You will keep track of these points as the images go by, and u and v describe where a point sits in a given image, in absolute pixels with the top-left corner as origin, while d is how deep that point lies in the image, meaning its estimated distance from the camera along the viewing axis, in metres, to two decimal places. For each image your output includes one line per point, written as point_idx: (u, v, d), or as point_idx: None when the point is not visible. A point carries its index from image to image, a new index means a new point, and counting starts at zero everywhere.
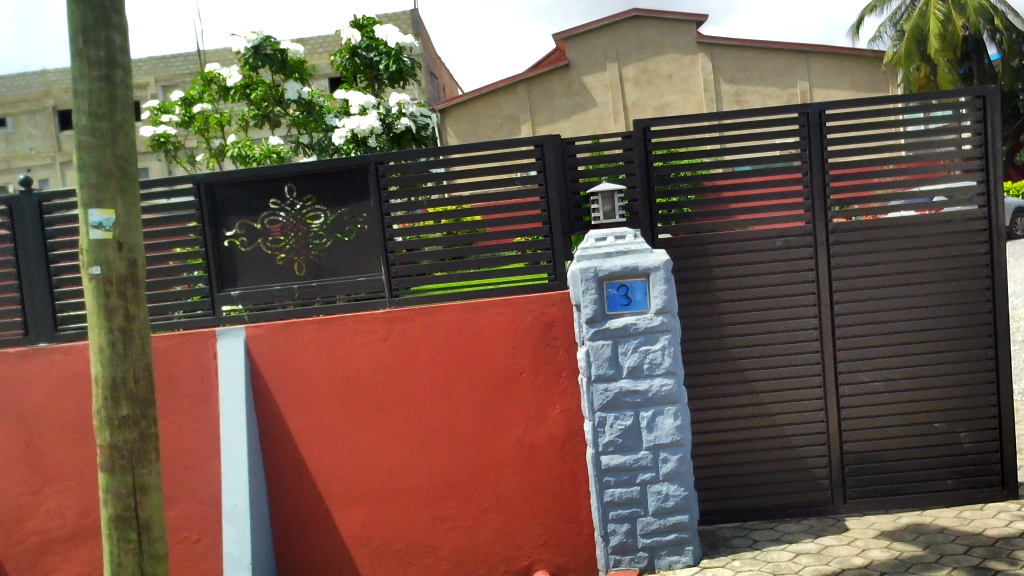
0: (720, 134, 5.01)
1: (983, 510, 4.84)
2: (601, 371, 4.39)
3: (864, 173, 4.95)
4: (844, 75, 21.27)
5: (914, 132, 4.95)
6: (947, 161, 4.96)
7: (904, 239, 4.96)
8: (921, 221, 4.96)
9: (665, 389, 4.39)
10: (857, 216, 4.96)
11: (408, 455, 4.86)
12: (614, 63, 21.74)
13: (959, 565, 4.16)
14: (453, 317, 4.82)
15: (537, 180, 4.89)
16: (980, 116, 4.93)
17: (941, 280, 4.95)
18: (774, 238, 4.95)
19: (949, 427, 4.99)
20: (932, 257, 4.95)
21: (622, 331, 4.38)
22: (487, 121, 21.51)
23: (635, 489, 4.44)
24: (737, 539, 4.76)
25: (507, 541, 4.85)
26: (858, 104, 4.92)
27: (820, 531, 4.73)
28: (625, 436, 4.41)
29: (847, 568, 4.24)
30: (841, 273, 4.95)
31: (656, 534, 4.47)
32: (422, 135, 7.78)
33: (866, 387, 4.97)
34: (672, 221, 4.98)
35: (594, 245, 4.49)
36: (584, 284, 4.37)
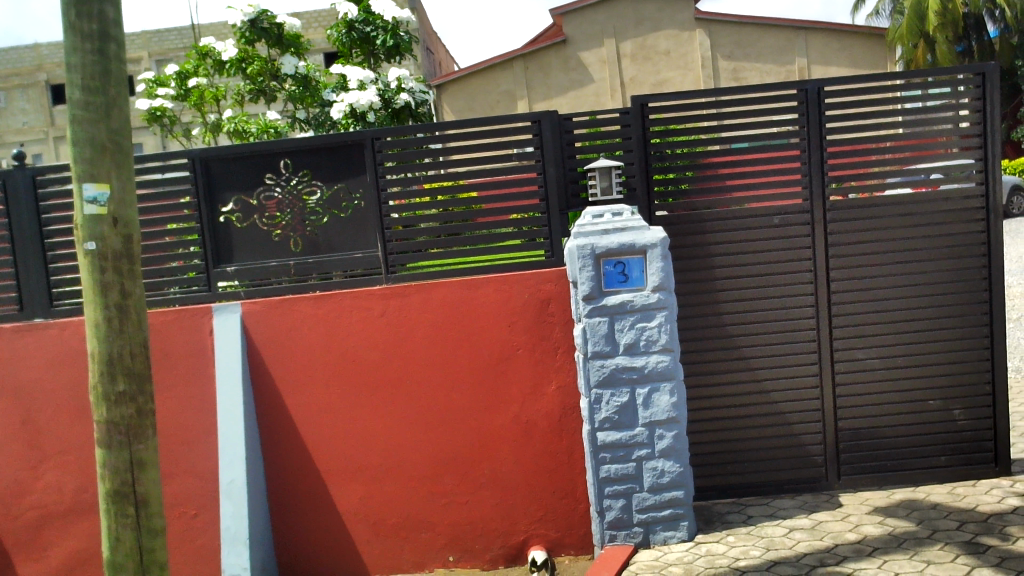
0: (718, 110, 4.98)
1: (976, 486, 4.87)
2: (598, 348, 4.40)
3: (863, 150, 4.93)
4: (844, 51, 21.15)
5: (913, 109, 4.93)
6: (945, 139, 4.94)
7: (902, 217, 4.95)
8: (919, 199, 4.94)
9: (662, 366, 4.40)
10: (854, 194, 4.96)
11: (405, 431, 4.88)
12: (612, 39, 21.59)
13: (951, 540, 4.20)
14: (450, 294, 4.81)
15: (534, 157, 4.86)
16: (979, 94, 4.91)
17: (938, 259, 4.95)
18: (772, 215, 4.94)
19: (944, 404, 5.01)
20: (929, 235, 4.95)
21: (619, 308, 4.38)
22: (484, 97, 21.38)
23: (631, 466, 4.47)
24: (732, 515, 4.79)
25: (503, 516, 4.88)
26: (857, 81, 4.89)
27: (814, 507, 4.77)
28: (621, 412, 4.43)
29: (840, 544, 4.28)
30: (838, 251, 4.95)
31: (651, 509, 4.50)
32: (420, 111, 7.75)
33: (862, 364, 4.98)
34: (669, 198, 4.95)
35: (591, 222, 4.48)
36: (581, 261, 4.37)
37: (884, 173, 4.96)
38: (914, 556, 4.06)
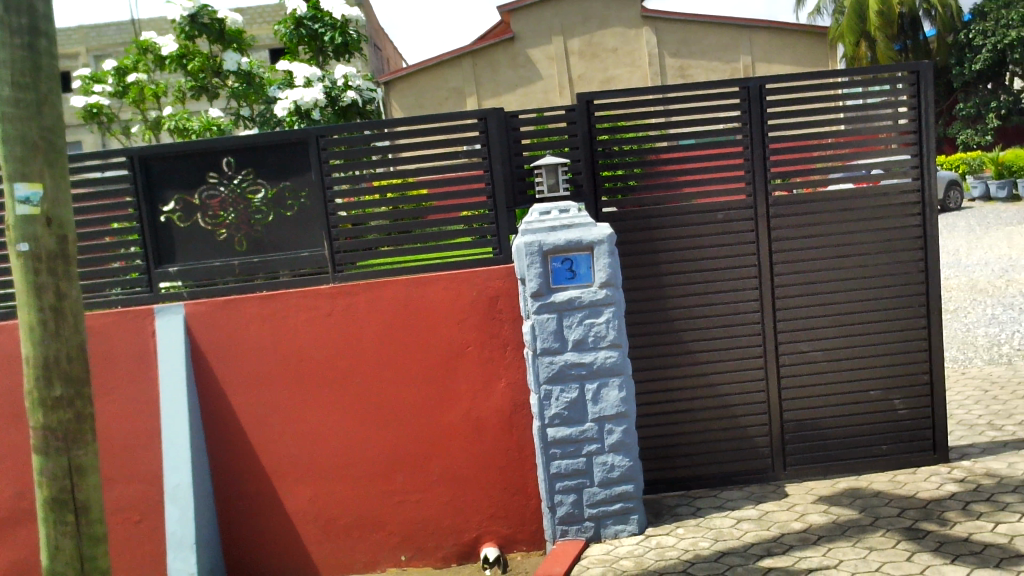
0: (665, 107, 5.03)
1: (916, 474, 5.00)
2: (546, 344, 4.41)
3: (805, 147, 5.02)
4: (787, 50, 21.55)
5: (854, 106, 5.04)
6: (884, 135, 5.06)
7: (843, 212, 5.06)
8: (860, 194, 5.06)
9: (610, 361, 4.43)
10: (798, 189, 5.05)
11: (354, 431, 4.84)
12: (560, 36, 21.68)
13: (893, 527, 4.31)
14: (398, 292, 4.78)
15: (481, 154, 4.85)
16: (915, 92, 5.03)
17: (877, 252, 5.07)
18: (716, 211, 5.01)
19: (885, 394, 5.13)
20: (868, 229, 5.06)
21: (567, 305, 4.40)
22: (433, 94, 21.30)
23: (581, 461, 4.49)
24: (681, 507, 4.84)
25: (455, 514, 4.86)
26: (798, 79, 4.98)
27: (761, 498, 4.85)
28: (571, 408, 4.45)
29: (786, 533, 4.36)
30: (781, 246, 5.04)
31: (602, 504, 4.53)
32: (367, 109, 7.67)
33: (805, 356, 5.08)
34: (618, 194, 5.00)
35: (539, 219, 4.50)
36: (528, 258, 4.37)
37: (827, 169, 5.05)
38: (857, 543, 4.16)
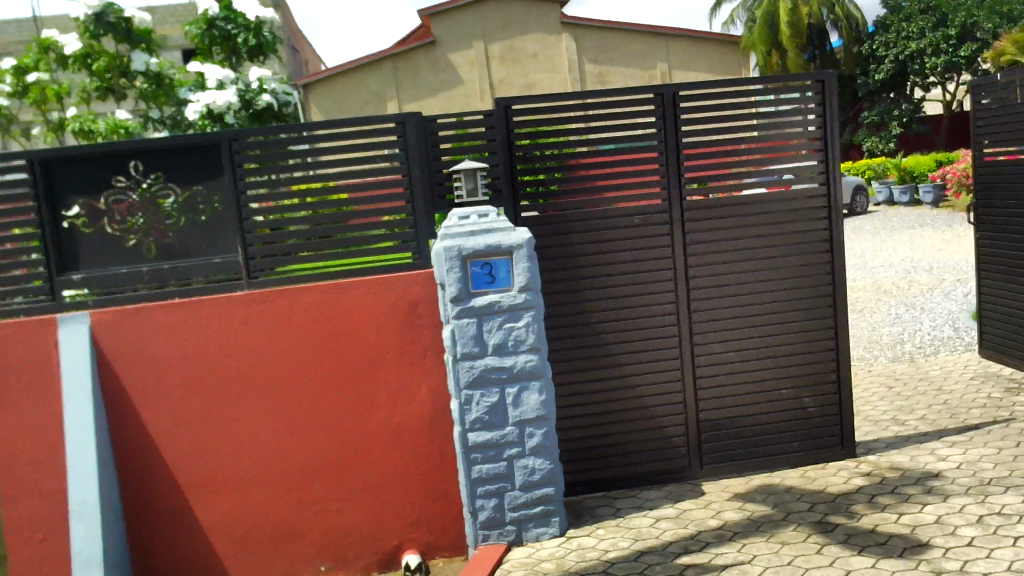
0: (585, 113, 5.09)
1: (825, 469, 5.18)
2: (466, 349, 4.41)
3: (720, 152, 5.16)
4: (702, 57, 22.10)
5: (768, 112, 5.20)
6: (796, 142, 5.23)
7: (755, 216, 5.20)
8: (772, 198, 5.21)
9: (530, 365, 4.45)
10: (715, 194, 5.19)
11: (270, 440, 4.73)
12: (480, 41, 21.74)
13: (804, 521, 4.45)
14: (315, 298, 4.69)
15: (399, 158, 4.82)
16: (821, 100, 5.22)
17: (786, 255, 5.23)
18: (632, 215, 5.09)
19: (796, 393, 5.29)
20: (778, 233, 5.22)
21: (486, 309, 4.41)
22: (352, 97, 21.09)
23: (502, 465, 4.50)
24: (602, 508, 4.90)
25: (376, 522, 4.81)
26: (711, 87, 5.10)
27: (678, 497, 4.94)
28: (491, 412, 4.45)
29: (703, 530, 4.45)
30: (696, 249, 5.15)
31: (523, 507, 4.55)
32: (283, 112, 7.54)
33: (719, 357, 5.20)
34: (541, 199, 5.04)
35: (457, 223, 4.50)
36: (448, 263, 4.37)
37: (741, 174, 5.20)
38: (770, 538, 4.28)
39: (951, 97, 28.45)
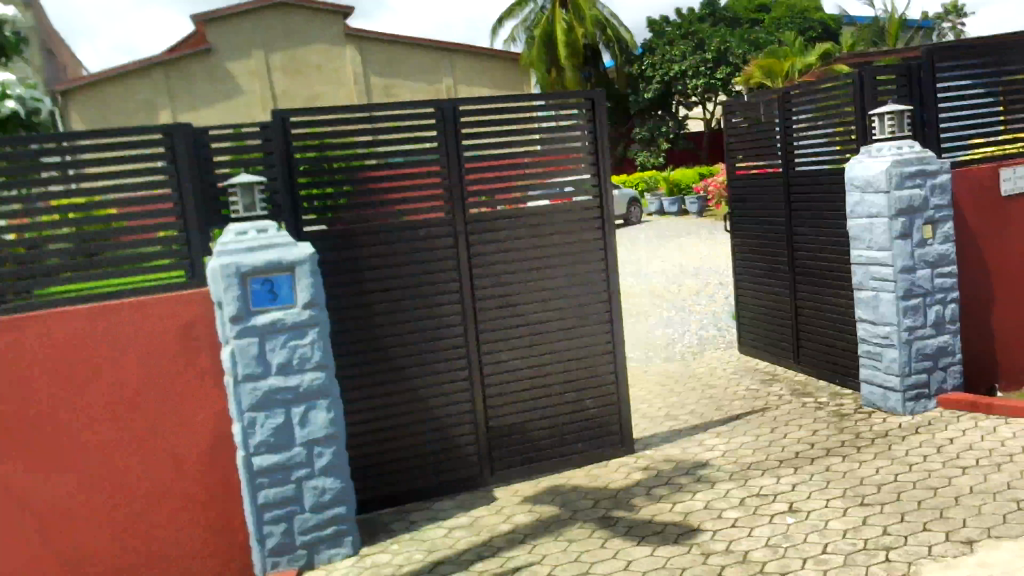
0: (372, 126, 5.08)
1: (608, 466, 5.47)
2: (248, 370, 4.23)
3: (503, 166, 5.31)
4: (485, 73, 22.75)
5: (549, 127, 5.43)
6: (576, 155, 5.50)
7: (536, 227, 5.40)
8: (552, 210, 5.43)
9: (317, 383, 4.35)
10: (501, 206, 5.34)
11: (24, 483, 4.26)
12: (259, 51, 21.04)
13: (589, 518, 4.66)
14: (75, 323, 4.29)
15: (167, 171, 4.56)
16: (592, 117, 5.52)
17: (565, 265, 5.47)
18: (417, 228, 5.12)
19: (579, 395, 5.54)
20: (557, 243, 5.45)
21: (268, 327, 4.26)
22: (119, 106, 19.73)
23: (290, 487, 4.35)
24: (396, 523, 4.87)
25: (152, 561, 4.49)
26: (490, 103, 5.24)
27: (471, 505, 5.02)
28: (277, 434, 4.30)
29: (495, 535, 4.55)
30: (480, 261, 5.27)
31: (313, 530, 4.42)
32: (32, 120, 6.94)
33: (506, 365, 5.34)
34: (328, 212, 4.96)
35: (234, 239, 4.32)
36: (225, 281, 4.19)
37: (526, 187, 5.39)
38: (558, 537, 4.44)
39: (710, 116, 31.02)
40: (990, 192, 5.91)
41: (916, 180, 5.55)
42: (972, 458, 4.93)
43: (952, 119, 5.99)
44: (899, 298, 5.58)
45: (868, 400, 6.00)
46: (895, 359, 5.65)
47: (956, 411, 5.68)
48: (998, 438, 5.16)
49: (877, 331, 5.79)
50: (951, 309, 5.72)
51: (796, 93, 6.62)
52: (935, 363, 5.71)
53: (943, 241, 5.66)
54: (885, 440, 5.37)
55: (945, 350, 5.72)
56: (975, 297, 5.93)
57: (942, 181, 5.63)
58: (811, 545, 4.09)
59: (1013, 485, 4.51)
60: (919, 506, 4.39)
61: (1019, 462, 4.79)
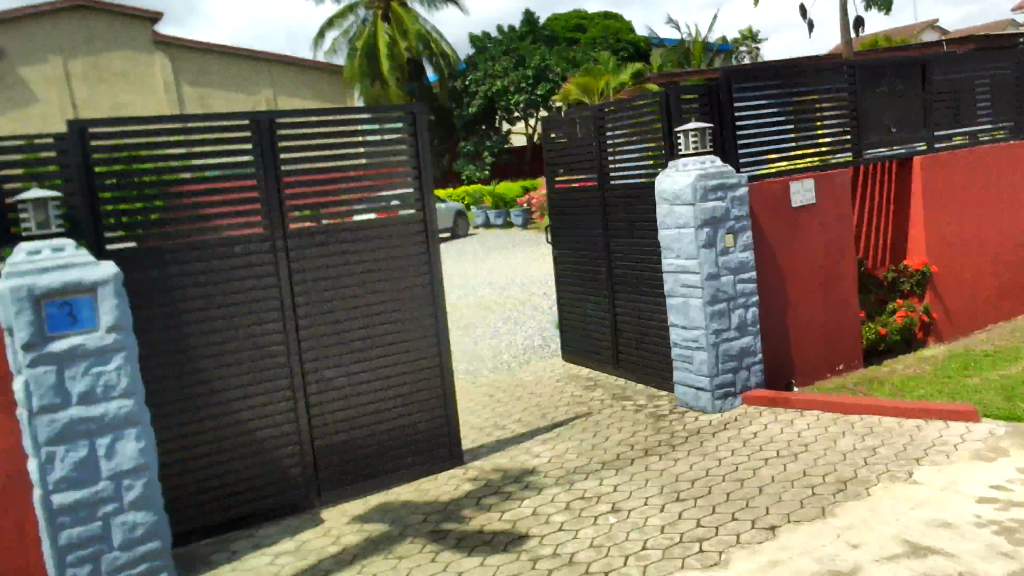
0: (186, 137, 4.84)
1: (438, 479, 5.47)
2: (44, 401, 3.91)
3: (326, 180, 5.21)
4: (300, 86, 23.30)
5: (374, 140, 5.39)
6: (401, 169, 5.48)
7: (360, 242, 5.33)
8: (378, 224, 5.38)
9: (124, 411, 4.08)
10: (326, 220, 5.24)
11: None
12: (59, 57, 20.59)
13: (419, 533, 4.64)
14: None
15: None
16: (414, 132, 5.51)
17: (389, 280, 5.43)
18: (234, 245, 4.92)
19: (407, 410, 5.51)
20: (382, 258, 5.41)
21: (67, 354, 3.95)
22: None
23: (96, 525, 4.04)
24: (216, 554, 4.63)
25: None
26: (310, 116, 5.13)
27: (297, 529, 4.86)
28: (79, 469, 3.99)
29: (323, 558, 4.43)
30: (302, 278, 5.14)
31: (124, 569, 4.12)
32: None
33: (331, 383, 5.23)
34: (139, 229, 4.68)
35: (26, 260, 4.02)
36: (15, 305, 3.87)
37: (351, 200, 5.32)
38: (389, 554, 4.39)
39: (532, 132, 31.91)
40: (782, 203, 6.42)
41: (718, 193, 5.94)
42: (773, 449, 5.32)
43: (748, 136, 6.47)
44: (707, 303, 5.95)
45: (682, 400, 6.35)
46: (705, 361, 6.02)
47: (759, 407, 6.12)
48: (795, 430, 5.61)
49: (688, 335, 6.14)
50: (752, 312, 6.14)
51: (609, 110, 6.93)
52: (740, 363, 6.12)
53: (743, 249, 6.08)
54: (697, 437, 5.70)
55: (748, 351, 6.14)
56: (773, 300, 6.42)
57: (741, 193, 6.06)
58: (632, 543, 4.27)
59: (808, 473, 4.91)
60: (728, 498, 4.69)
61: (813, 451, 5.23)
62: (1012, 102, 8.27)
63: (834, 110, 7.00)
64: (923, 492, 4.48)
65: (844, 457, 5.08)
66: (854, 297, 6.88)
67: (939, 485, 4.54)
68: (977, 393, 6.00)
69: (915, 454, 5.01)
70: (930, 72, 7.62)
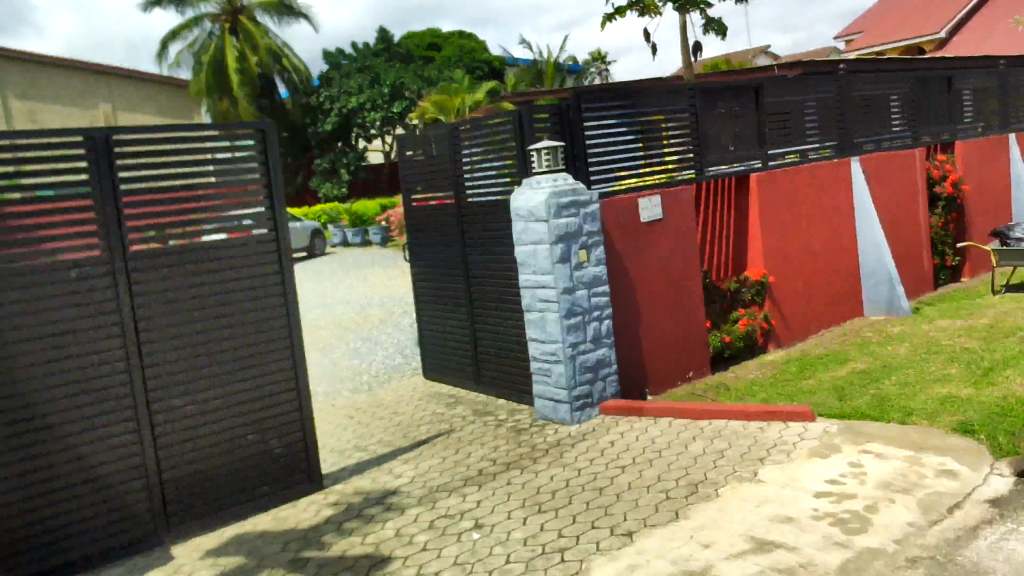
0: (13, 154, 4.53)
1: (296, 506, 5.32)
2: None
3: (172, 199, 4.99)
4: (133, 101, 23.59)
5: (222, 158, 5.20)
6: (252, 187, 5.31)
7: (208, 264, 5.13)
8: (227, 244, 5.20)
9: None
10: (172, 241, 5.01)
11: None
12: None
13: (277, 562, 4.49)
14: None
15: None
16: (264, 149, 5.35)
17: (241, 302, 5.25)
18: (69, 269, 4.63)
19: (262, 436, 5.32)
20: (232, 280, 5.22)
21: None
22: None
23: None
24: None
25: None
26: (152, 133, 4.91)
27: (144, 568, 4.60)
28: None
29: None
30: (145, 302, 4.89)
31: None
32: None
33: (179, 411, 4.99)
34: None
35: None
36: None
37: (199, 220, 5.11)
38: None
39: (389, 149, 31.77)
40: (631, 218, 6.66)
41: (571, 210, 6.11)
42: (630, 457, 5.49)
43: (599, 154, 6.69)
44: (563, 317, 6.08)
45: (542, 413, 6.45)
46: (562, 373, 6.15)
47: (615, 416, 6.30)
48: (649, 437, 5.82)
49: (546, 349, 6.25)
50: (607, 325, 6.32)
51: (464, 128, 6.99)
52: (596, 375, 6.29)
53: (597, 263, 6.26)
54: (557, 449, 5.81)
55: (604, 362, 6.32)
56: (625, 312, 6.64)
57: (593, 210, 6.25)
58: (495, 558, 4.29)
59: (662, 478, 5.10)
60: (587, 507, 4.80)
61: (666, 456, 5.44)
62: (835, 123, 8.94)
63: (678, 129, 7.35)
64: (767, 490, 4.75)
65: (695, 460, 5.31)
66: (701, 307, 7.22)
67: (781, 483, 4.83)
68: (813, 394, 6.43)
69: (759, 454, 5.30)
70: (763, 94, 8.13)
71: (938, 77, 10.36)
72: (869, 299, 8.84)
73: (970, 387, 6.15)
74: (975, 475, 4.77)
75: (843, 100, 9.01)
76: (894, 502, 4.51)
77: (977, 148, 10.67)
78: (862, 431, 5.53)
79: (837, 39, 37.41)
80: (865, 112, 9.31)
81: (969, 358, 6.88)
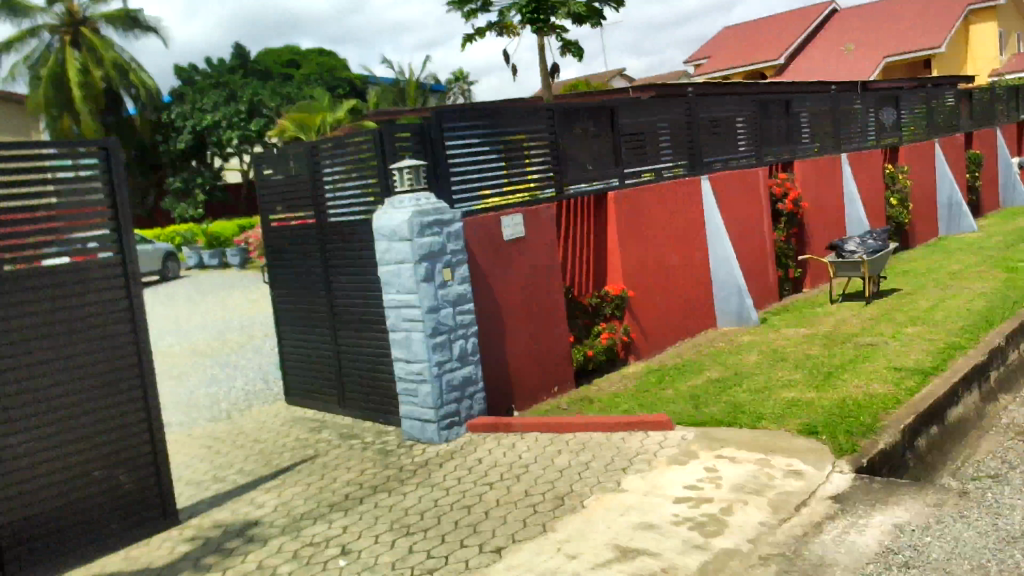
0: None
1: (149, 545, 5.04)
2: None
3: (7, 220, 4.65)
4: None
5: (63, 177, 4.89)
6: (96, 208, 5.03)
7: (49, 290, 4.80)
8: (70, 269, 4.88)
9: None
10: (8, 265, 4.65)
11: None
12: None
13: None
14: None
15: None
16: (107, 168, 5.09)
17: (84, 330, 4.94)
18: None
19: (111, 472, 5.00)
20: (76, 307, 4.90)
21: None
22: None
23: None
24: None
25: None
26: None
27: None
28: None
29: None
30: None
31: None
32: None
33: (17, 450, 4.62)
34: None
35: None
36: None
37: (38, 243, 4.78)
38: None
39: (246, 169, 30.83)
40: (494, 237, 6.73)
41: (435, 229, 6.11)
42: (497, 473, 5.52)
43: (462, 174, 6.73)
44: (428, 336, 6.06)
45: (409, 433, 6.40)
46: (429, 393, 6.12)
47: (483, 434, 6.33)
48: (516, 452, 5.87)
49: (411, 369, 6.20)
50: (472, 343, 6.34)
51: (323, 147, 6.87)
52: (463, 393, 6.30)
53: (461, 281, 6.28)
54: (425, 469, 5.77)
55: (470, 380, 6.34)
56: (490, 330, 6.69)
57: (455, 229, 6.28)
58: None
59: (530, 492, 5.16)
60: (456, 526, 4.79)
61: (533, 471, 5.50)
62: (685, 144, 9.37)
63: (538, 149, 7.49)
64: (630, 499, 4.88)
65: (561, 473, 5.40)
66: (564, 322, 7.37)
67: (643, 491, 4.98)
68: (671, 404, 6.67)
69: (622, 464, 5.45)
70: (618, 116, 8.43)
71: (778, 101, 11.03)
72: (721, 310, 9.28)
73: (812, 391, 6.55)
74: (818, 474, 5.08)
75: (692, 122, 9.45)
76: (748, 503, 4.74)
77: (813, 167, 11.43)
78: (717, 436, 5.78)
79: (685, 64, 39.25)
80: (714, 133, 9.80)
81: (811, 364, 7.34)
